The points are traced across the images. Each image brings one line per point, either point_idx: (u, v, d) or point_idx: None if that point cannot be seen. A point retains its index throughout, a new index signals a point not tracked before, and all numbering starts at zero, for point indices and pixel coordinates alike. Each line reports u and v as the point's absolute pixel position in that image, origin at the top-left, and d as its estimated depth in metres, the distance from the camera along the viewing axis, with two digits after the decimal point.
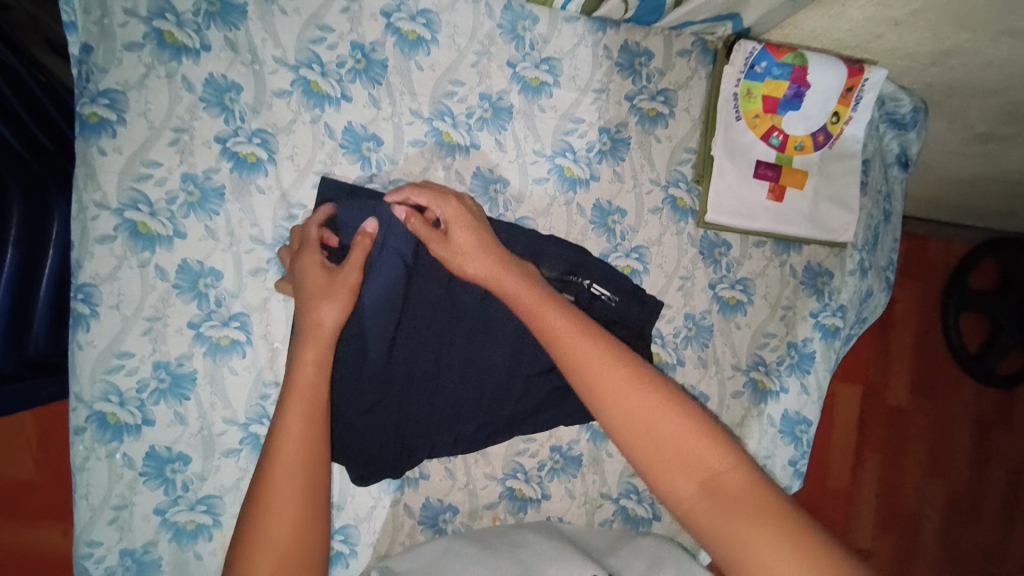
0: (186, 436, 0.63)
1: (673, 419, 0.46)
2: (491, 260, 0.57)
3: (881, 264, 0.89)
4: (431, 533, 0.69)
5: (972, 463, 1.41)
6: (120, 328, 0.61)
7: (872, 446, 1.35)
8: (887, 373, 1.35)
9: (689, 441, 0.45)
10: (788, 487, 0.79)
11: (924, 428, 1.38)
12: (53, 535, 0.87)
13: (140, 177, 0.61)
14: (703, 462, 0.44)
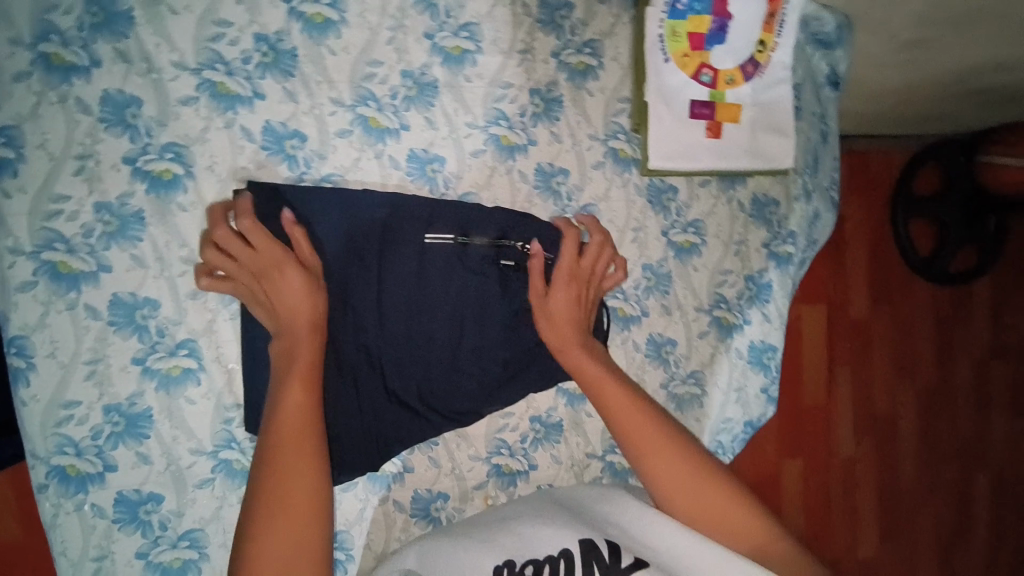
0: (154, 475, 0.61)
1: (721, 496, 0.56)
2: (571, 329, 0.65)
3: (824, 184, 0.90)
4: (425, 523, 0.70)
5: (937, 360, 1.45)
6: (62, 377, 0.57)
7: (841, 359, 1.36)
8: (846, 287, 1.36)
9: (733, 514, 0.55)
10: (763, 413, 0.82)
11: (887, 334, 1.41)
12: None
13: (50, 215, 0.56)
14: (744, 533, 0.54)
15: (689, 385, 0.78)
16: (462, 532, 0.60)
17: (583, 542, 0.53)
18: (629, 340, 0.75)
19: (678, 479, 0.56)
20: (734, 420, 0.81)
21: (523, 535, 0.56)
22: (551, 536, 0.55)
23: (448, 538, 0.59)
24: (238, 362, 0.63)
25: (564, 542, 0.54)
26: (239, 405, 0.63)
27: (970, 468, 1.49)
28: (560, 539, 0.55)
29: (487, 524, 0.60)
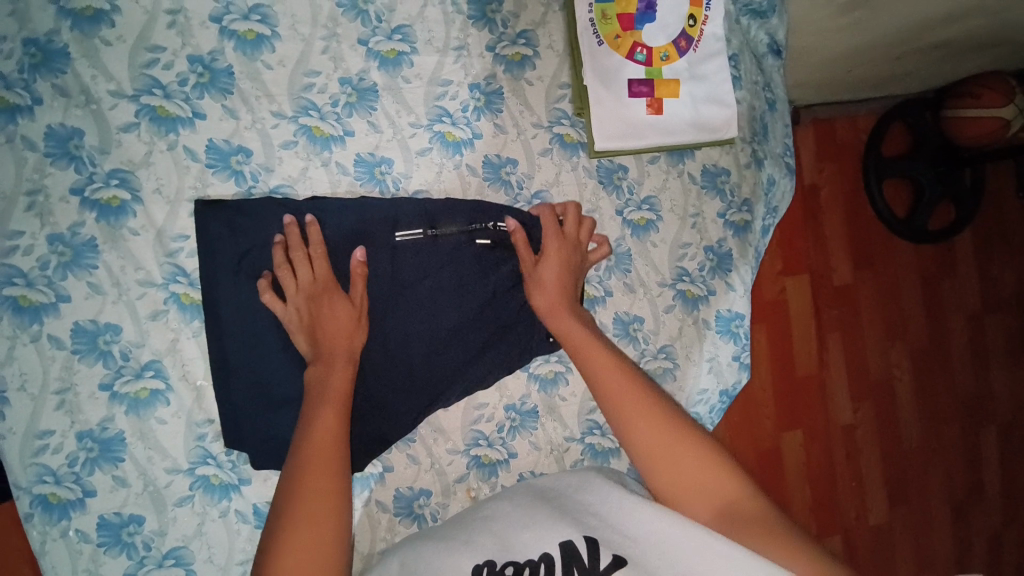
0: (133, 497, 0.61)
1: (696, 458, 0.53)
2: (555, 299, 0.65)
3: (777, 150, 0.90)
4: (410, 521, 0.70)
5: (928, 318, 1.45)
6: (33, 408, 0.58)
7: (828, 326, 1.36)
8: (826, 255, 1.35)
9: (707, 476, 0.52)
10: (738, 380, 0.82)
11: (874, 297, 1.40)
12: None
13: (6, 251, 0.57)
14: (717, 496, 0.51)
15: (660, 360, 0.79)
16: (443, 536, 0.56)
17: (563, 545, 0.49)
18: (595, 321, 0.76)
19: (656, 441, 0.54)
20: (709, 391, 0.81)
21: (503, 538, 0.53)
22: (532, 539, 0.52)
23: (427, 542, 0.56)
24: (206, 379, 0.63)
25: (543, 545, 0.50)
26: (211, 420, 0.63)
27: (970, 425, 1.48)
28: (540, 541, 0.51)
29: (470, 525, 0.57)
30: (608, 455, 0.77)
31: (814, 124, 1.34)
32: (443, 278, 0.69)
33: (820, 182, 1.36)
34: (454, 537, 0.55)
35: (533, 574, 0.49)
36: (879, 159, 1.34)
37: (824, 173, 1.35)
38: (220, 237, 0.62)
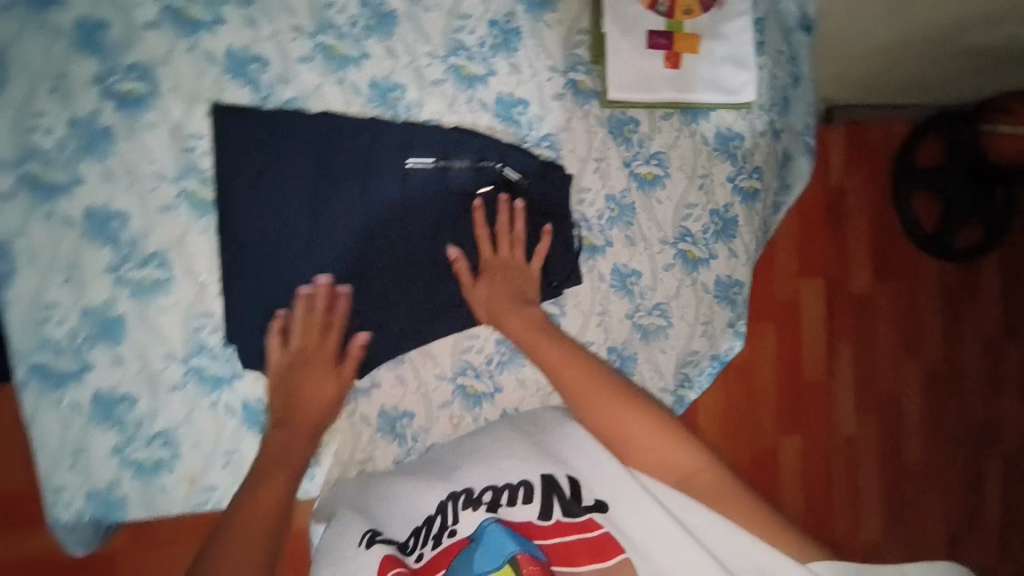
0: (128, 376, 0.64)
1: (650, 425, 0.59)
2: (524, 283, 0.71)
3: (796, 128, 0.91)
4: (391, 439, 0.72)
5: (945, 338, 1.39)
6: (40, 281, 0.62)
7: (840, 334, 1.33)
8: (845, 262, 1.32)
9: (663, 444, 0.57)
10: (731, 348, 0.81)
11: (890, 312, 1.37)
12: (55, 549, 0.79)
13: (30, 129, 0.61)
14: (674, 465, 0.56)
15: (654, 317, 0.78)
16: (420, 471, 0.64)
17: (545, 476, 0.55)
18: (594, 269, 0.77)
19: (603, 404, 0.61)
20: (701, 354, 0.81)
21: (485, 464, 0.59)
22: (515, 465, 0.57)
23: (402, 478, 0.64)
24: (209, 276, 0.66)
25: (527, 473, 0.56)
26: (211, 313, 0.66)
27: (979, 455, 1.41)
28: (527, 469, 0.57)
29: (444, 459, 0.64)
30: None
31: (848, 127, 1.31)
32: (444, 210, 0.70)
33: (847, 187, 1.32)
34: (429, 471, 0.63)
35: (512, 495, 0.54)
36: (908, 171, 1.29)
37: (851, 178, 1.32)
38: (240, 146, 0.65)
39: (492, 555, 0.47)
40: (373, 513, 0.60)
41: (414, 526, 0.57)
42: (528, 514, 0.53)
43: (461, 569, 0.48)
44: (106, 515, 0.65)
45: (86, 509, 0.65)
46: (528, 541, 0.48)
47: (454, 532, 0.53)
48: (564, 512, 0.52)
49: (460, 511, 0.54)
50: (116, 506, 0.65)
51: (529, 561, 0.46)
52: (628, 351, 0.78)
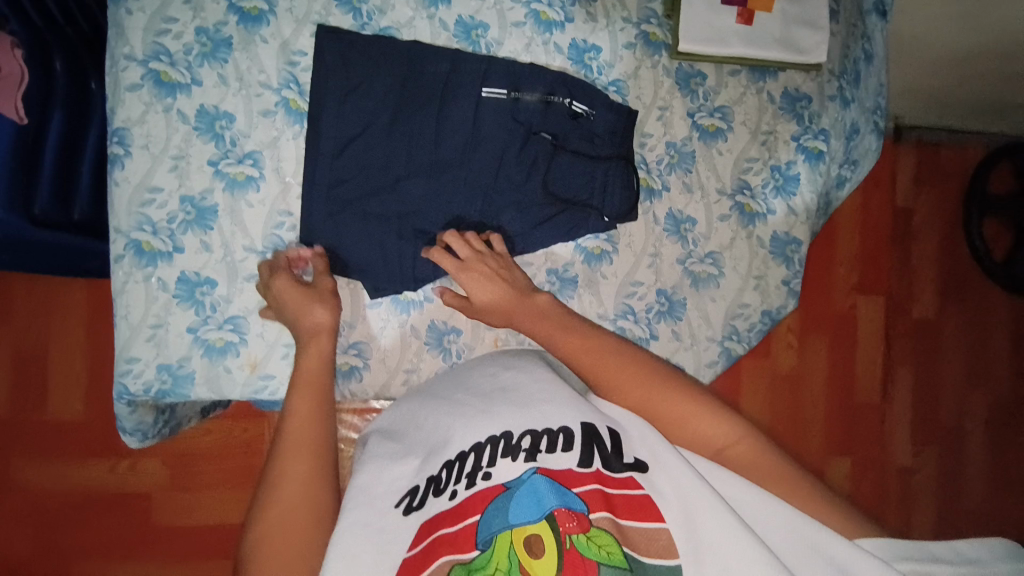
0: (212, 263, 0.70)
1: (678, 399, 0.57)
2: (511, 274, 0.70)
3: (868, 105, 0.88)
4: (438, 353, 0.75)
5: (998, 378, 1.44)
6: (150, 166, 0.69)
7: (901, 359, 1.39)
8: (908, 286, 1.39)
9: (696, 419, 0.56)
10: (783, 306, 0.81)
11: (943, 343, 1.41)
12: (105, 467, 1.21)
13: (160, 32, 0.68)
14: (708, 441, 0.55)
15: (706, 264, 0.79)
16: (455, 399, 0.61)
17: (583, 426, 0.53)
18: (649, 212, 0.78)
19: (630, 384, 0.59)
20: (751, 308, 0.80)
21: (522, 407, 0.55)
22: (550, 413, 0.54)
23: (437, 402, 0.62)
24: (294, 179, 0.72)
25: (566, 419, 0.54)
26: (291, 212, 0.72)
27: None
28: (569, 417, 0.54)
29: (480, 391, 0.61)
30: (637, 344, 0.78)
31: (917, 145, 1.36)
32: (512, 138, 0.73)
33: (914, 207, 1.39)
34: (463, 402, 0.60)
35: (551, 441, 0.52)
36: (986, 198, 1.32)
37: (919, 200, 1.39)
38: (335, 68, 0.71)
39: (531, 504, 0.47)
40: (407, 444, 0.59)
41: (446, 459, 0.53)
42: (566, 463, 0.50)
43: (497, 514, 0.47)
44: (172, 390, 0.69)
45: (155, 380, 0.69)
46: (569, 494, 0.47)
47: (487, 474, 0.50)
48: (604, 464, 0.51)
49: (496, 456, 0.51)
50: (183, 382, 0.69)
51: (568, 518, 0.46)
52: (678, 296, 0.79)
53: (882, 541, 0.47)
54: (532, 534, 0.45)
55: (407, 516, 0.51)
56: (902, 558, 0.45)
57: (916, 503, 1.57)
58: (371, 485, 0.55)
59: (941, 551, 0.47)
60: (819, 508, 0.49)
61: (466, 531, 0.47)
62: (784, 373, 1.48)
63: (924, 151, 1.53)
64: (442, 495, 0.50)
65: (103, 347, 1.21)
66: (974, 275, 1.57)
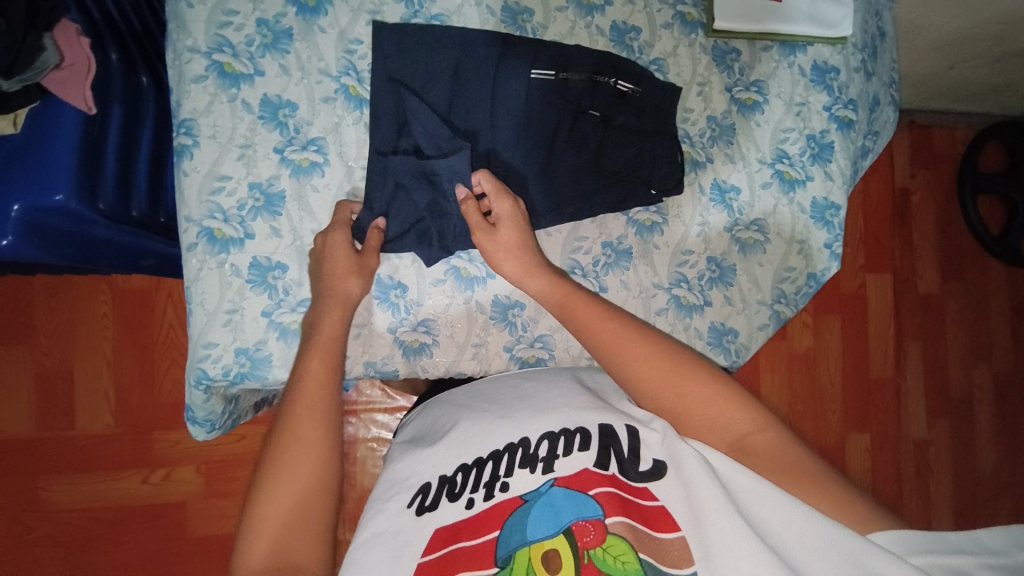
0: (282, 247, 0.72)
1: (700, 388, 0.59)
2: (546, 281, 0.70)
3: (885, 79, 0.92)
4: (503, 326, 0.77)
5: (970, 351, 1.63)
6: (218, 155, 0.70)
7: (910, 334, 1.59)
8: (913, 262, 1.59)
9: (719, 407, 0.58)
10: (827, 268, 0.84)
11: (929, 311, 1.61)
12: (135, 480, 1.19)
13: (222, 25, 0.70)
14: (729, 427, 0.57)
15: (753, 231, 0.83)
16: (474, 407, 0.64)
17: (601, 427, 0.57)
18: (695, 182, 0.82)
19: (660, 381, 0.60)
20: (797, 271, 0.84)
21: (538, 414, 0.59)
22: (569, 414, 0.59)
23: (456, 408, 0.66)
24: (357, 162, 0.74)
25: (582, 421, 0.58)
26: (357, 195, 0.74)
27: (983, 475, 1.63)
28: (595, 418, 0.58)
29: (500, 398, 0.64)
30: (691, 311, 0.82)
31: (910, 126, 1.59)
32: (564, 115, 0.76)
33: (915, 188, 1.60)
34: (483, 408, 0.63)
35: (567, 443, 0.56)
36: (975, 176, 1.54)
37: (918, 179, 1.59)
38: (392, 56, 0.73)
39: (549, 518, 0.51)
40: (426, 445, 0.62)
41: (463, 462, 0.57)
42: (583, 463, 0.54)
43: (516, 530, 0.51)
44: (250, 372, 0.71)
45: (233, 364, 0.70)
46: (583, 504, 0.51)
47: (504, 486, 0.54)
48: (621, 471, 0.54)
49: (513, 466, 0.55)
50: (261, 364, 0.71)
51: (585, 531, 0.50)
52: (728, 262, 0.82)
53: (900, 535, 0.48)
54: (550, 549, 0.49)
55: (420, 516, 0.54)
56: (919, 552, 0.47)
57: (933, 475, 1.60)
58: (389, 492, 0.59)
59: (963, 543, 0.47)
60: (838, 506, 0.51)
61: (484, 546, 0.50)
62: (800, 353, 1.52)
63: (917, 132, 1.59)
64: (459, 504, 0.54)
65: (122, 359, 1.20)
66: (973, 248, 1.63)
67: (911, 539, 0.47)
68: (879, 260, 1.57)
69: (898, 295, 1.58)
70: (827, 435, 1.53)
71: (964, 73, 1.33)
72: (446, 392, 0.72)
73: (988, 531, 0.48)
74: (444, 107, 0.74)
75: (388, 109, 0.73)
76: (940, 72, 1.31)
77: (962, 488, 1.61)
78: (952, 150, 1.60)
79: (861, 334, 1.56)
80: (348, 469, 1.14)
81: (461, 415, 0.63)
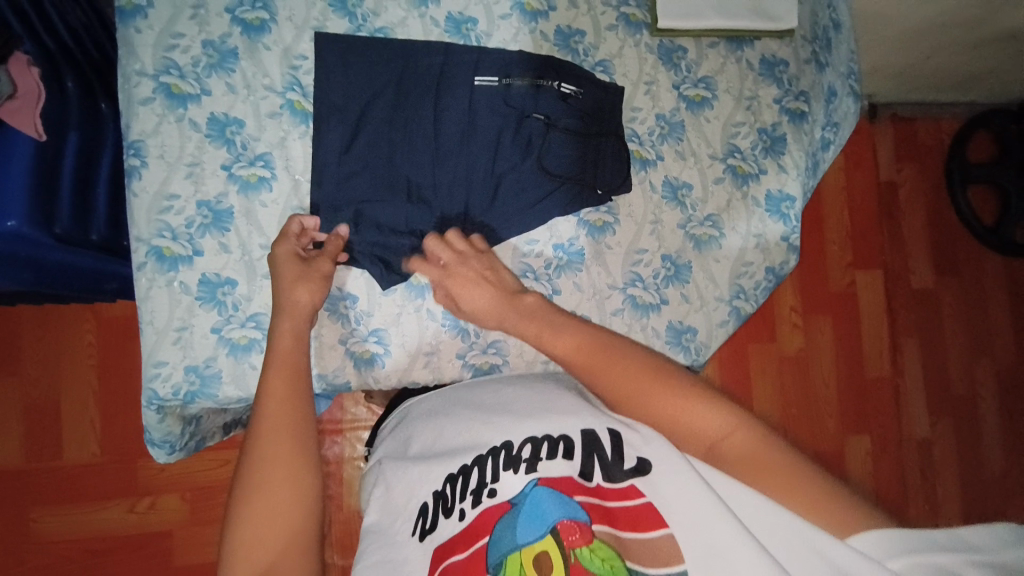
0: (231, 263, 0.72)
1: (667, 394, 0.57)
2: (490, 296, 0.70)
3: (841, 72, 0.89)
4: (455, 334, 0.77)
5: (970, 345, 1.60)
6: (166, 174, 0.71)
7: (906, 329, 1.57)
8: (904, 257, 1.57)
9: (688, 411, 0.55)
10: (785, 262, 0.83)
11: (925, 304, 1.58)
12: (122, 511, 1.19)
13: (169, 47, 0.72)
14: (701, 432, 0.54)
15: (706, 227, 0.82)
16: (457, 415, 0.63)
17: (584, 434, 0.55)
18: (646, 180, 0.81)
19: (627, 389, 0.59)
20: (755, 265, 0.83)
21: (518, 421, 0.58)
22: (554, 419, 0.57)
23: (439, 417, 0.64)
24: (303, 175, 0.75)
25: (523, 433, 0.56)
26: (304, 208, 0.74)
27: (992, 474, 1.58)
28: (533, 428, 0.57)
29: (482, 405, 0.63)
30: (648, 311, 0.81)
31: (892, 120, 1.58)
32: (508, 120, 0.76)
33: (902, 180, 1.58)
34: (466, 416, 0.62)
35: (551, 449, 0.54)
36: (963, 166, 1.54)
37: (904, 172, 1.58)
38: (337, 71, 0.74)
39: (535, 520, 0.50)
40: (416, 463, 0.61)
41: (451, 474, 0.57)
42: (566, 470, 0.53)
43: (505, 535, 0.50)
44: (201, 390, 0.71)
45: (183, 382, 0.70)
46: (571, 505, 0.50)
47: (492, 492, 0.53)
48: (607, 478, 0.53)
49: (499, 470, 0.54)
50: (211, 381, 0.71)
51: (571, 530, 0.49)
52: (683, 259, 0.82)
53: (886, 535, 0.43)
54: (540, 552, 0.48)
55: (423, 541, 0.54)
56: (899, 555, 0.42)
57: (938, 474, 1.55)
58: (392, 524, 0.59)
59: (946, 539, 0.43)
60: (820, 508, 0.46)
61: (477, 555, 0.50)
62: (791, 354, 1.50)
63: (897, 125, 1.58)
64: (452, 517, 0.53)
65: (106, 385, 1.21)
66: (965, 239, 1.60)
67: (897, 541, 0.42)
68: (867, 255, 1.55)
69: (889, 290, 1.56)
70: (825, 438, 1.49)
71: (934, 63, 1.33)
72: (417, 400, 0.72)
73: (970, 527, 0.44)
74: (393, 118, 0.74)
75: (335, 124, 0.74)
76: (911, 62, 1.31)
77: (970, 487, 1.57)
78: (938, 141, 1.59)
79: (853, 331, 1.53)
80: (333, 490, 1.13)
81: (443, 426, 0.63)
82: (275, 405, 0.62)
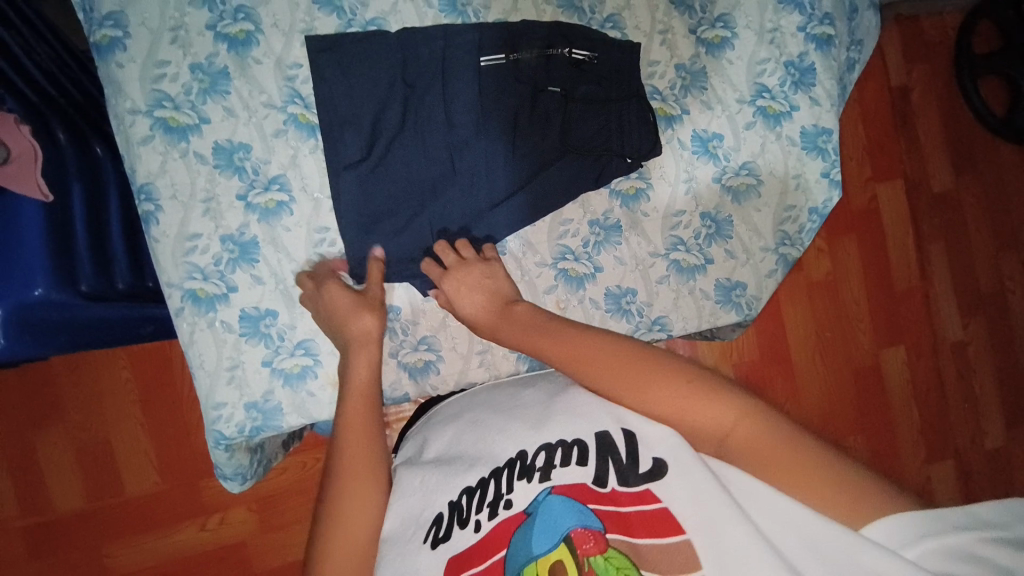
0: (268, 293, 0.71)
1: (672, 389, 0.54)
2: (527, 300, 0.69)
3: None
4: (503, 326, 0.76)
5: (995, 242, 1.57)
6: (183, 214, 0.68)
7: (932, 236, 1.53)
8: (924, 164, 1.52)
9: (693, 406, 0.53)
10: (828, 198, 0.80)
11: (950, 209, 1.54)
12: (192, 530, 1.22)
13: (157, 78, 0.67)
14: (712, 428, 0.52)
15: (743, 176, 0.79)
16: (477, 419, 0.62)
17: (598, 438, 0.55)
18: (674, 138, 0.77)
19: (632, 385, 0.56)
20: (798, 208, 0.80)
21: (536, 425, 0.57)
22: (591, 417, 0.57)
23: (459, 423, 0.64)
24: (322, 192, 0.72)
25: (578, 432, 0.55)
26: (331, 225, 0.72)
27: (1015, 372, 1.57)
28: (558, 431, 0.56)
29: (504, 410, 0.62)
30: (694, 273, 0.79)
31: (898, 21, 1.50)
32: (524, 96, 0.72)
33: (915, 83, 1.51)
34: (487, 421, 0.61)
35: (566, 455, 0.54)
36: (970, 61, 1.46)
37: (915, 75, 1.51)
38: (333, 74, 0.70)
39: (549, 529, 0.49)
40: (430, 465, 0.60)
41: (468, 484, 0.56)
42: (581, 477, 0.52)
43: (521, 545, 0.49)
44: (265, 424, 0.70)
45: (245, 419, 0.70)
46: (585, 511, 0.50)
47: (508, 503, 0.52)
48: (621, 482, 0.52)
49: (512, 480, 0.54)
50: (273, 414, 0.71)
51: (585, 539, 0.48)
52: (723, 214, 0.79)
53: (893, 526, 0.42)
54: (555, 561, 0.47)
55: (434, 550, 0.52)
56: (915, 543, 0.41)
57: (975, 374, 1.55)
58: (404, 532, 0.56)
59: (961, 518, 0.42)
60: (828, 497, 0.45)
61: (494, 567, 0.49)
62: (820, 280, 1.47)
63: (906, 25, 1.50)
64: (468, 527, 0.52)
65: (154, 419, 1.21)
66: (981, 134, 1.54)
67: (905, 528, 0.42)
68: (887, 166, 1.49)
69: (913, 198, 1.52)
70: (861, 355, 1.48)
71: None
72: (443, 403, 0.71)
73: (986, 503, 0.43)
74: (401, 116, 0.70)
75: (340, 131, 0.70)
76: None
77: (1007, 383, 1.57)
78: (947, 36, 1.51)
79: (882, 246, 1.50)
80: None
81: (465, 433, 0.61)
82: (352, 436, 0.62)
